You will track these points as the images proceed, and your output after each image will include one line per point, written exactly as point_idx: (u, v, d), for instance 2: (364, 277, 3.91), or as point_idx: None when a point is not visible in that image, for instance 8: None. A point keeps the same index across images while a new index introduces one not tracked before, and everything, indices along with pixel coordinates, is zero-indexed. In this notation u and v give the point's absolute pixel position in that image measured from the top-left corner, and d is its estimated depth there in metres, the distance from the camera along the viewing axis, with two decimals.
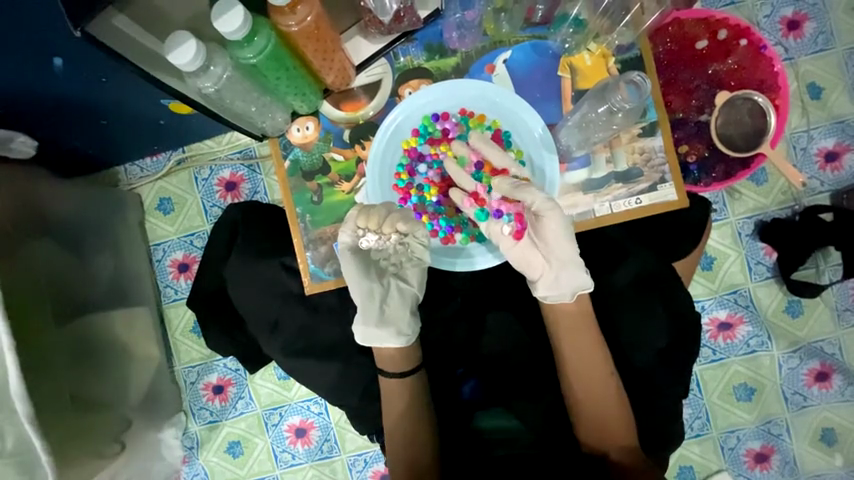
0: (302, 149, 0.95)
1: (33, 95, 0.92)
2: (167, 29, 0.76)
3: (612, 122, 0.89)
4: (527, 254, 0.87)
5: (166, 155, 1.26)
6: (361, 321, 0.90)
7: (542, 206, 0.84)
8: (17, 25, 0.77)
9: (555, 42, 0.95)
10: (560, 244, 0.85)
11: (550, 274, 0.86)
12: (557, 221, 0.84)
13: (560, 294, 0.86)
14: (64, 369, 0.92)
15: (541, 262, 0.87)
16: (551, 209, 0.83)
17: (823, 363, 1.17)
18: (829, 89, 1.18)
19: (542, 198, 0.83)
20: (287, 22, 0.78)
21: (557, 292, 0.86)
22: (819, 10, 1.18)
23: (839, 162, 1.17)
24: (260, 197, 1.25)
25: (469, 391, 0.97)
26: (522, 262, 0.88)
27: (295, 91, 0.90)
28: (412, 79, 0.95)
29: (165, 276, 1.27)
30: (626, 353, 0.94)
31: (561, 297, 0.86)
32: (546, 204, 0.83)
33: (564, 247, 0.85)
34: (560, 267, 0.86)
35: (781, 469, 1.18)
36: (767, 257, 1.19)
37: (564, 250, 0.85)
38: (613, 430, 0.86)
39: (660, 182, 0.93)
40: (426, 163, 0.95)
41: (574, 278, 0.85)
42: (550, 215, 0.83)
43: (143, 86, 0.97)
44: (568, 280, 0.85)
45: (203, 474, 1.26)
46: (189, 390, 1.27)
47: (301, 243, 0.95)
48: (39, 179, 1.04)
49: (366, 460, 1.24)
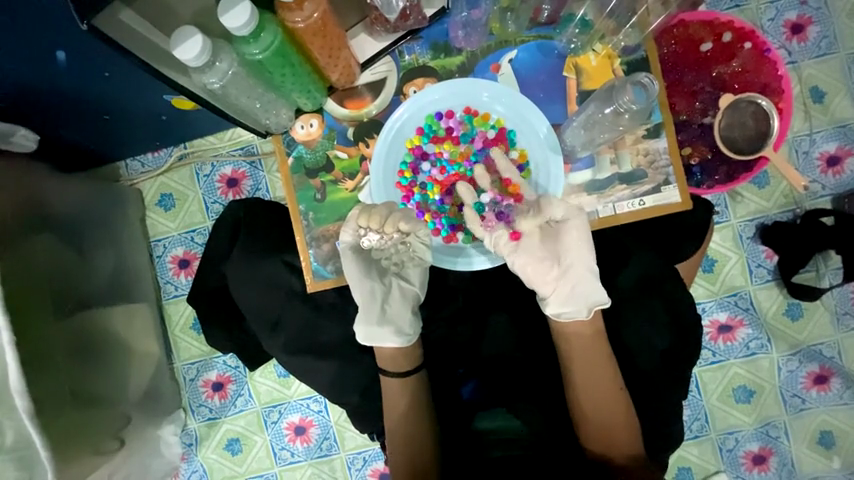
0: (306, 147, 0.95)
1: (34, 89, 0.91)
2: (172, 26, 0.75)
3: (618, 123, 0.89)
4: (537, 265, 0.88)
5: (167, 151, 1.25)
6: (362, 321, 0.90)
7: (567, 211, 0.88)
8: (21, 20, 0.76)
9: (561, 42, 0.95)
10: (579, 254, 0.87)
11: (563, 288, 0.87)
12: (579, 225, 0.87)
13: (575, 311, 0.86)
14: (64, 365, 0.91)
15: (553, 274, 0.88)
16: (577, 213, 0.87)
17: (823, 366, 1.18)
18: (832, 93, 1.18)
19: (564, 205, 0.88)
20: (294, 18, 0.78)
21: (573, 306, 0.86)
22: (823, 14, 1.18)
23: (841, 166, 1.18)
24: (262, 194, 1.24)
25: (469, 392, 0.97)
26: (533, 277, 0.88)
27: (299, 88, 0.89)
28: (418, 78, 0.95)
29: (165, 273, 1.27)
30: (628, 354, 0.95)
31: (578, 312, 0.86)
32: (572, 210, 0.87)
33: (583, 256, 0.87)
34: (575, 281, 0.87)
35: (779, 471, 1.19)
36: (768, 260, 1.19)
37: (583, 259, 0.87)
38: (618, 438, 0.86)
39: (664, 184, 0.93)
40: (430, 162, 0.96)
41: (589, 292, 0.86)
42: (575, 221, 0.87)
43: (145, 81, 0.96)
44: (583, 294, 0.86)
45: (202, 471, 1.26)
46: (188, 387, 1.26)
47: (303, 241, 0.95)
48: (40, 174, 1.03)
49: (366, 459, 1.24)
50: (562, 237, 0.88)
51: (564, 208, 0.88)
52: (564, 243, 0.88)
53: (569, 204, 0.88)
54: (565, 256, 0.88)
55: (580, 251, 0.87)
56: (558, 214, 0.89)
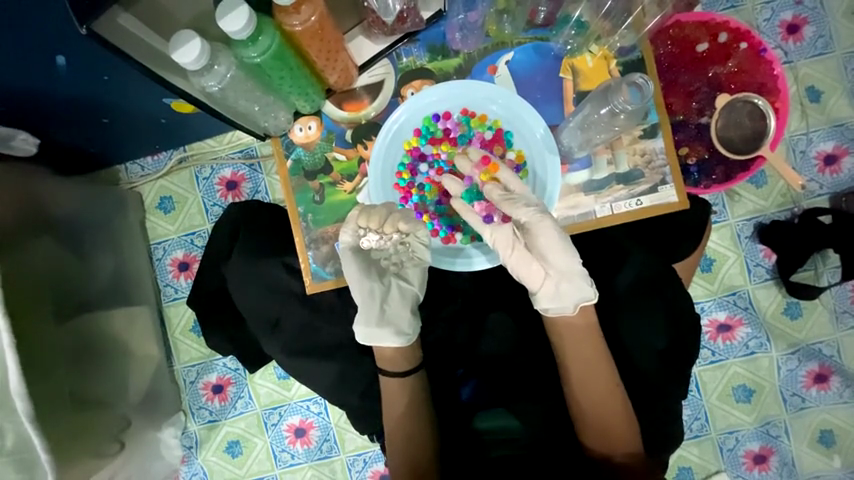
0: (304, 149, 0.96)
1: (35, 92, 0.92)
2: (171, 29, 0.76)
3: (614, 123, 0.89)
4: (529, 266, 0.86)
5: (167, 154, 1.26)
6: (362, 321, 0.91)
7: (531, 218, 0.85)
8: (21, 24, 0.77)
9: (557, 44, 0.96)
10: (557, 258, 0.84)
11: (550, 285, 0.85)
12: (549, 230, 0.84)
13: (562, 307, 0.85)
14: (64, 368, 0.92)
15: (540, 273, 0.86)
16: (541, 219, 0.85)
17: (822, 364, 1.18)
18: (828, 92, 1.19)
19: (528, 210, 0.85)
20: (292, 21, 0.78)
21: (559, 304, 0.85)
22: (819, 14, 1.18)
23: (838, 165, 1.18)
24: (261, 196, 1.25)
25: (469, 393, 0.96)
26: (523, 274, 0.86)
27: (297, 91, 0.90)
28: (415, 80, 0.96)
29: (165, 276, 1.27)
30: (626, 352, 0.95)
31: (564, 309, 0.85)
32: (537, 215, 0.85)
33: (562, 258, 0.84)
34: (560, 279, 0.85)
35: (779, 471, 1.19)
36: (766, 259, 1.19)
37: (562, 261, 0.84)
38: (617, 436, 0.86)
39: (661, 184, 0.93)
40: (428, 163, 0.96)
41: (575, 291, 0.84)
42: (544, 226, 0.84)
43: (144, 84, 0.97)
44: (570, 292, 0.84)
45: (202, 473, 1.26)
46: (189, 389, 1.27)
47: (302, 242, 0.95)
48: (40, 177, 1.04)
49: (366, 460, 1.24)
50: (536, 241, 0.85)
51: (530, 213, 0.85)
52: (539, 247, 0.85)
53: (535, 210, 0.85)
54: (545, 260, 0.85)
55: (558, 253, 0.84)
56: (523, 219, 0.86)
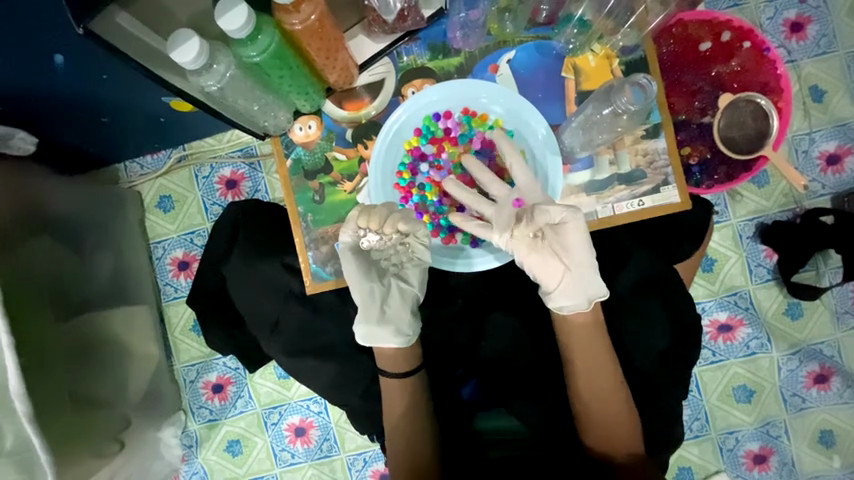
0: (304, 148, 0.95)
1: (33, 91, 0.91)
2: (169, 28, 0.75)
3: (617, 124, 0.89)
4: (547, 265, 0.85)
5: (166, 153, 1.25)
6: (362, 321, 0.90)
7: (565, 215, 0.83)
8: (19, 23, 0.76)
9: (560, 42, 0.95)
10: (577, 252, 0.84)
11: (568, 283, 0.85)
12: (579, 226, 0.83)
13: (576, 303, 0.85)
14: (63, 368, 0.92)
15: (558, 270, 0.85)
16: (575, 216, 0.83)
17: (823, 365, 1.18)
18: (831, 92, 1.18)
19: (561, 209, 0.84)
20: (291, 20, 0.78)
21: (574, 300, 0.85)
22: (823, 13, 1.18)
23: (841, 165, 1.18)
24: (261, 195, 1.24)
25: (469, 392, 0.97)
26: (540, 273, 0.85)
27: (297, 90, 0.90)
28: (416, 79, 0.95)
29: (165, 275, 1.27)
30: (627, 354, 0.95)
31: (579, 304, 0.85)
32: (571, 213, 0.83)
33: (584, 254, 0.84)
34: (579, 274, 0.85)
35: (779, 471, 1.19)
36: (767, 259, 1.19)
37: (583, 257, 0.84)
38: (619, 435, 0.85)
39: (663, 184, 0.93)
40: (428, 162, 0.96)
41: (589, 284, 0.85)
42: (574, 224, 0.83)
43: (143, 83, 0.96)
44: (585, 286, 0.85)
45: (202, 473, 1.26)
46: (188, 389, 1.26)
47: (302, 242, 0.95)
48: (39, 176, 1.03)
49: (366, 460, 1.24)
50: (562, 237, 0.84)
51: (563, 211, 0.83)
52: (565, 242, 0.84)
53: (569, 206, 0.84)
54: (568, 255, 0.85)
55: (582, 250, 0.84)
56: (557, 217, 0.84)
